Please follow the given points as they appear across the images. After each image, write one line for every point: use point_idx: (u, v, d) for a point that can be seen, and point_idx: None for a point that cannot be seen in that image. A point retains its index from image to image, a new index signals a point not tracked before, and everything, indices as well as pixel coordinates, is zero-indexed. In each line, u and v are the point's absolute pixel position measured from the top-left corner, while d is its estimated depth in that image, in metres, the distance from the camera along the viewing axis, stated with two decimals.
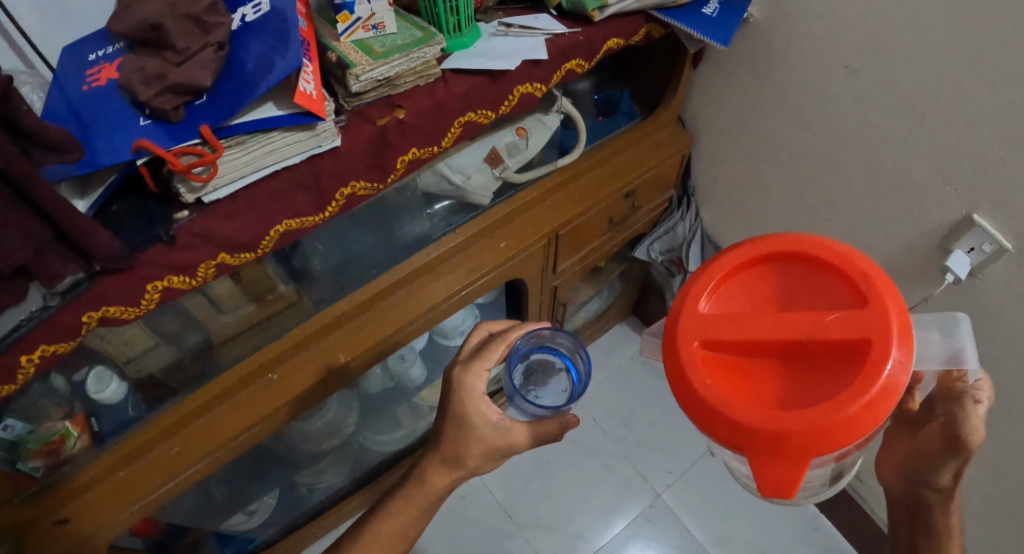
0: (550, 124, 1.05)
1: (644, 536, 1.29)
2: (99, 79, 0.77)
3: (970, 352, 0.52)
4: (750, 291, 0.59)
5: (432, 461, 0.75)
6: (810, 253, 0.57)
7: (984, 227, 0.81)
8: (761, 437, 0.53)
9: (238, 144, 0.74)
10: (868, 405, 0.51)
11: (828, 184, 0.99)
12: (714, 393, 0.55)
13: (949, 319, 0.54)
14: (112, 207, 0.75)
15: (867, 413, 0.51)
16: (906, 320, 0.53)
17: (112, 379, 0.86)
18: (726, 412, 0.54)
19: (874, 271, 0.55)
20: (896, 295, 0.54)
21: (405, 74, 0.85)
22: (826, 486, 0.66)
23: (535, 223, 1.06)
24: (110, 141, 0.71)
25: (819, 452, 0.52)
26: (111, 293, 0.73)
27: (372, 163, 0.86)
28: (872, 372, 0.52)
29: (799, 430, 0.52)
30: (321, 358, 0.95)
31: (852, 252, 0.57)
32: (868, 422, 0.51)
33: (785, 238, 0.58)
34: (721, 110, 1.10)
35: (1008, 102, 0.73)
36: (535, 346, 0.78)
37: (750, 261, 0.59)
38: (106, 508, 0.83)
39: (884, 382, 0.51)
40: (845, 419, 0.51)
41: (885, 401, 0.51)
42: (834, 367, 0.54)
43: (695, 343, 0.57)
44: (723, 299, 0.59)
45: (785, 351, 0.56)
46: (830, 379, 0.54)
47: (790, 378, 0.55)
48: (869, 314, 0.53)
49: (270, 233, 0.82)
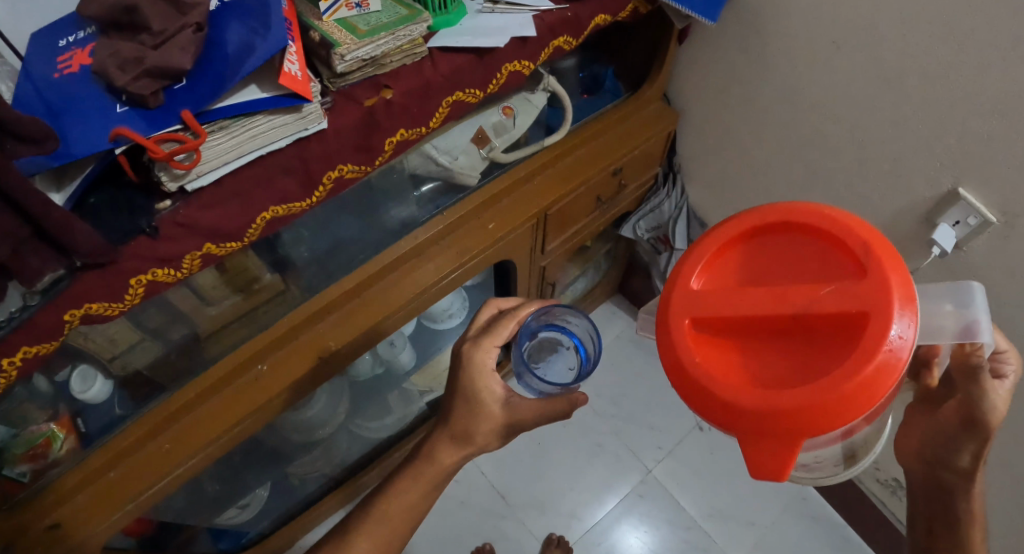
0: (536, 103, 1.04)
1: (637, 511, 1.32)
2: (70, 66, 0.72)
3: (983, 324, 0.51)
4: (744, 266, 0.58)
5: (440, 437, 0.76)
6: (807, 223, 0.56)
7: (969, 201, 0.83)
8: (752, 419, 0.52)
9: (221, 129, 0.71)
10: (863, 383, 0.50)
11: (814, 159, 1.00)
12: (703, 372, 0.54)
13: (961, 289, 0.52)
14: (89, 200, 0.72)
15: (863, 392, 0.50)
16: (909, 291, 0.51)
17: (97, 377, 0.84)
18: (715, 392, 0.54)
19: (874, 241, 0.53)
20: (897, 265, 0.52)
21: (391, 54, 0.82)
22: (845, 469, 0.62)
23: (523, 203, 1.05)
24: (84, 130, 0.67)
25: (813, 433, 0.51)
26: (94, 291, 0.70)
27: (360, 146, 0.84)
28: (867, 349, 0.50)
29: (788, 411, 0.51)
30: (312, 347, 0.93)
31: (854, 219, 0.55)
32: (864, 400, 0.50)
33: (780, 209, 0.57)
34: (707, 85, 1.10)
35: (993, 78, 0.74)
36: (546, 324, 0.77)
37: (744, 234, 0.59)
38: (97, 510, 0.81)
39: (880, 358, 0.50)
40: (839, 400, 0.50)
41: (882, 379, 0.50)
42: (830, 343, 0.53)
43: (686, 321, 0.56)
44: (716, 276, 0.59)
45: (781, 327, 0.55)
46: (825, 356, 0.52)
47: (785, 356, 0.54)
48: (866, 286, 0.52)
49: (256, 221, 0.79)
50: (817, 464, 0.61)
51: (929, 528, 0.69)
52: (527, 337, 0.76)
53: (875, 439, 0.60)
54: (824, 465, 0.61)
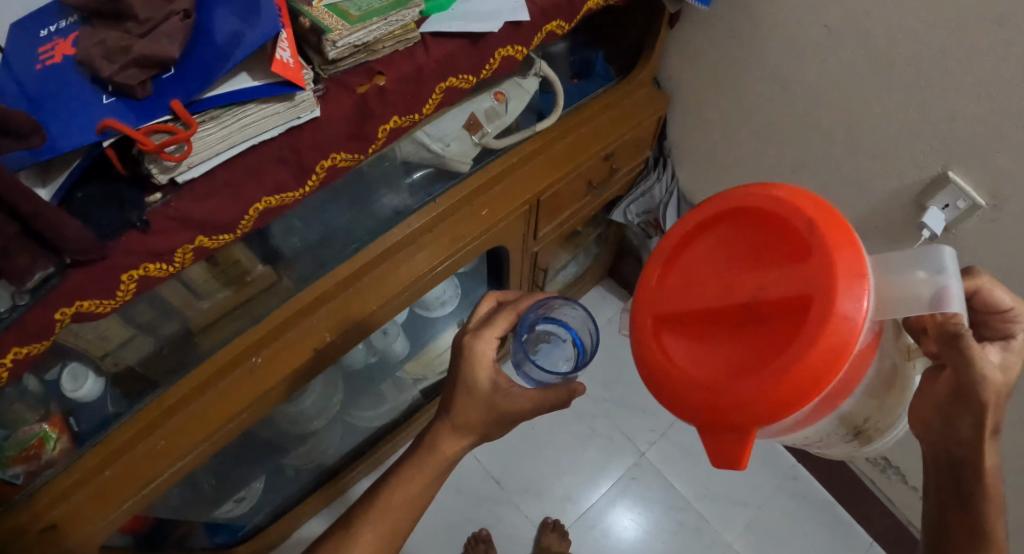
0: (528, 88, 1.03)
1: (630, 494, 1.34)
2: (53, 56, 0.70)
3: (955, 290, 0.49)
4: (702, 254, 0.60)
5: (443, 427, 0.76)
6: (756, 208, 0.57)
7: (959, 183, 0.85)
8: (707, 411, 0.55)
9: (211, 119, 0.69)
10: (808, 367, 0.51)
11: (804, 144, 1.01)
12: (662, 367, 0.58)
13: (935, 253, 0.51)
14: (77, 194, 0.69)
15: (809, 376, 0.51)
16: (857, 267, 0.51)
17: (88, 375, 0.82)
18: (673, 385, 0.57)
19: (820, 218, 0.53)
20: (842, 242, 0.52)
21: (383, 39, 0.80)
22: (868, 447, 0.64)
23: (513, 190, 1.04)
24: (70, 123, 0.65)
25: (766, 421, 0.52)
26: (86, 288, 0.68)
27: (353, 133, 0.82)
28: (810, 334, 0.51)
29: (737, 399, 0.53)
30: (307, 339, 0.92)
31: (802, 199, 0.55)
32: (813, 383, 0.51)
33: (730, 197, 0.59)
34: (697, 68, 1.10)
35: (984, 61, 0.75)
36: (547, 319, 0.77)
37: (701, 224, 0.61)
38: (94, 510, 0.79)
39: (823, 342, 0.50)
40: (784, 386, 0.51)
41: (827, 362, 0.50)
42: (779, 326, 0.53)
43: (647, 318, 0.60)
44: (677, 269, 0.61)
45: (737, 315, 0.56)
46: (774, 340, 0.53)
47: (739, 343, 0.55)
48: (810, 267, 0.52)
49: (248, 212, 0.77)
50: (826, 440, 0.62)
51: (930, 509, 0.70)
52: (528, 328, 0.76)
53: (891, 419, 0.62)
54: (833, 442, 0.63)
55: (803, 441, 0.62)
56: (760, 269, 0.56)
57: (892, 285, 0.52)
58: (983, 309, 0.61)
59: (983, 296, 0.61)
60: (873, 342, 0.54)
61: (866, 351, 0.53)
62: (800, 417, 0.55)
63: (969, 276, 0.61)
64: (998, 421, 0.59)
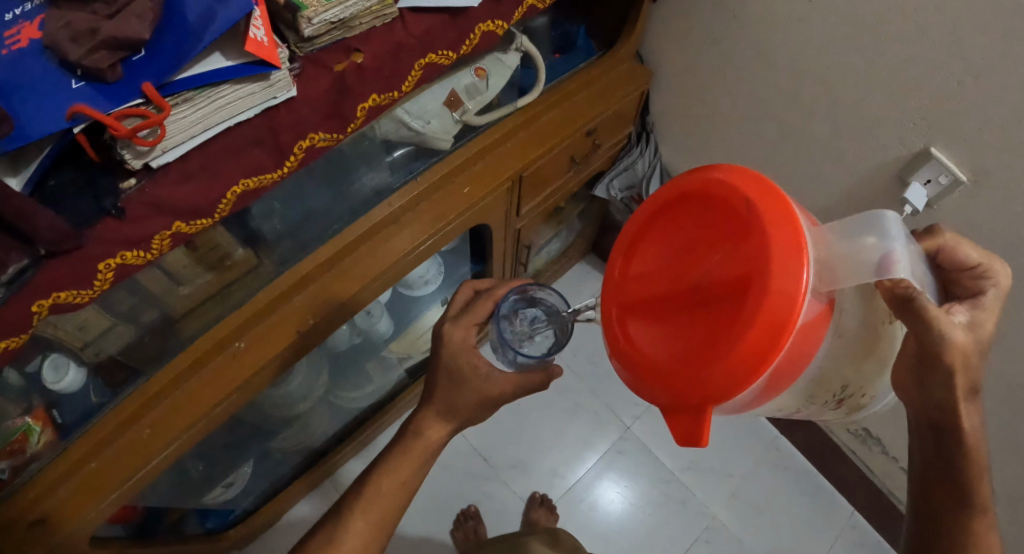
0: (509, 63, 1.01)
1: (616, 467, 1.37)
2: (19, 40, 0.67)
3: (901, 255, 0.49)
4: (658, 241, 0.62)
5: (428, 411, 0.77)
6: (699, 192, 0.59)
7: (940, 159, 0.85)
8: (667, 393, 0.56)
9: (185, 101, 0.67)
10: (751, 344, 0.51)
11: (787, 119, 1.01)
12: (625, 355, 0.60)
13: (878, 219, 0.51)
14: (50, 182, 0.68)
15: (754, 353, 0.51)
16: (794, 241, 0.51)
17: (69, 366, 0.81)
18: (636, 371, 0.59)
19: (758, 196, 0.53)
20: (780, 219, 0.52)
21: (360, 15, 0.77)
22: (854, 415, 0.66)
23: (495, 166, 1.03)
24: (41, 110, 0.63)
25: (721, 399, 0.53)
26: (62, 279, 0.67)
27: (331, 113, 0.80)
28: (750, 311, 0.51)
29: (690, 380, 0.54)
30: (289, 322, 0.91)
31: (739, 178, 0.56)
32: (756, 358, 0.51)
33: (675, 184, 0.61)
34: (680, 41, 1.09)
35: (969, 36, 0.75)
36: (512, 309, 0.77)
37: (656, 212, 0.63)
38: (81, 502, 0.79)
39: (762, 318, 0.51)
40: (730, 364, 0.52)
41: (769, 338, 0.50)
42: (725, 305, 0.54)
43: (611, 309, 0.63)
44: (640, 257, 0.63)
45: (691, 298, 0.57)
46: (720, 318, 0.53)
47: (692, 323, 0.56)
48: (750, 247, 0.53)
49: (226, 195, 0.76)
50: (813, 407, 0.62)
51: None
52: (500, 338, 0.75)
53: (880, 395, 0.64)
54: (816, 410, 0.63)
55: (788, 411, 0.62)
56: (710, 251, 0.57)
57: (841, 254, 0.51)
58: (953, 268, 0.61)
59: (947, 255, 0.60)
60: (824, 310, 0.52)
61: (816, 321, 0.52)
62: (764, 393, 0.54)
63: (931, 236, 0.61)
64: (972, 381, 0.58)
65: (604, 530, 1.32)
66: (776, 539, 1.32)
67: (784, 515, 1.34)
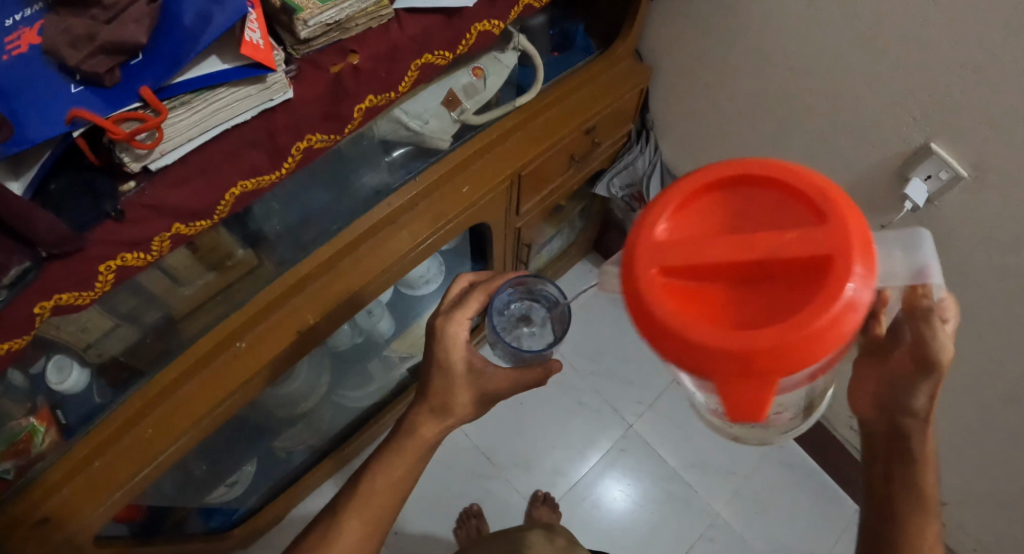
0: (507, 62, 1.01)
1: (619, 465, 1.37)
2: (19, 46, 0.68)
3: (934, 268, 0.51)
4: (705, 213, 0.52)
5: (420, 411, 0.76)
6: (762, 175, 0.52)
7: (942, 156, 0.85)
8: (721, 361, 0.48)
9: (183, 105, 0.68)
10: (827, 324, 0.46)
11: (787, 116, 1.01)
12: (670, 320, 0.49)
13: (911, 234, 0.52)
14: (51, 186, 0.69)
15: (826, 334, 0.47)
16: (867, 238, 0.48)
17: (73, 366, 0.83)
18: (685, 337, 0.48)
19: (830, 190, 0.50)
20: (853, 214, 0.49)
21: (356, 17, 0.77)
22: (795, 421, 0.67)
23: (494, 165, 1.03)
24: (40, 114, 0.64)
25: (782, 374, 0.48)
26: (62, 281, 0.68)
27: (327, 114, 0.81)
28: (830, 294, 0.46)
29: (759, 350, 0.47)
30: (290, 322, 0.92)
31: (806, 172, 0.51)
32: (829, 338, 0.47)
33: (735, 163, 0.52)
34: (678, 37, 1.09)
35: (966, 31, 0.75)
36: (506, 301, 0.78)
37: (705, 179, 0.53)
38: (86, 500, 0.81)
39: (841, 301, 0.46)
40: (805, 342, 0.46)
41: (845, 320, 0.47)
42: (794, 288, 0.48)
43: (651, 272, 0.50)
44: (684, 223, 0.52)
45: (745, 274, 0.49)
46: (791, 298, 0.48)
47: (753, 299, 0.49)
48: (825, 234, 0.48)
49: (224, 197, 0.77)
50: (778, 415, 0.59)
51: (887, 471, 0.69)
52: (492, 333, 0.78)
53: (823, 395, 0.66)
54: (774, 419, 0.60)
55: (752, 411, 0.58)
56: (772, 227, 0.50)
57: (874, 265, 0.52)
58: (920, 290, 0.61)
59: None
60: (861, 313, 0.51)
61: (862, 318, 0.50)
62: (794, 378, 0.52)
63: None
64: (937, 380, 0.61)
65: (608, 527, 1.32)
66: (780, 537, 1.32)
67: (787, 513, 1.34)
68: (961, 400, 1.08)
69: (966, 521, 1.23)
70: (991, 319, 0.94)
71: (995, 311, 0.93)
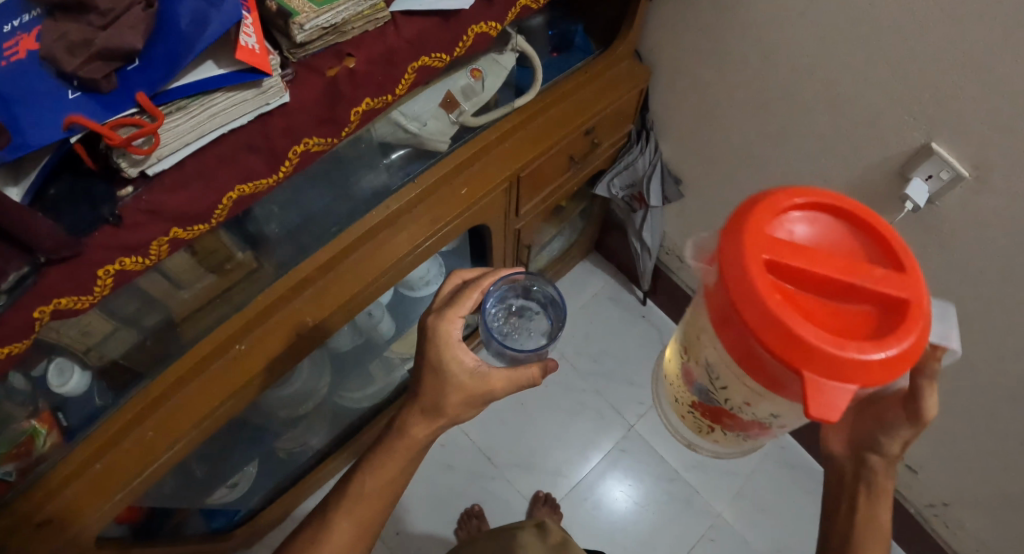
0: (505, 64, 1.01)
1: (621, 466, 1.37)
2: (17, 51, 0.68)
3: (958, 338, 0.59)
4: (805, 234, 0.57)
5: (410, 412, 0.75)
6: (860, 223, 0.57)
7: (942, 155, 0.84)
8: (793, 350, 0.51)
9: (178, 110, 0.69)
10: (890, 359, 0.50)
11: (787, 117, 1.00)
12: (765, 300, 0.51)
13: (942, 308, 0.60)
14: (50, 191, 0.69)
15: (885, 366, 0.51)
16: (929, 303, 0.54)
17: (74, 369, 0.83)
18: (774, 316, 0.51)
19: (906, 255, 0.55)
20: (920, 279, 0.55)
21: (352, 20, 0.77)
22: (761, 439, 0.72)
23: (493, 167, 1.03)
24: (37, 120, 0.65)
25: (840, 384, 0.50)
26: (61, 286, 0.69)
27: (324, 118, 0.81)
28: (895, 335, 0.51)
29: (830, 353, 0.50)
30: (289, 324, 0.93)
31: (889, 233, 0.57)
32: (885, 370, 0.51)
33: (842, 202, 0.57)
34: (677, 37, 1.08)
35: (965, 30, 0.74)
36: (502, 298, 0.79)
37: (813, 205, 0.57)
38: (89, 501, 0.82)
39: (903, 344, 0.51)
40: (871, 365, 0.50)
41: (901, 360, 0.51)
42: (865, 321, 0.53)
43: (760, 258, 0.53)
44: (788, 233, 0.56)
45: (830, 292, 0.53)
46: (861, 329, 0.52)
47: (829, 317, 0.53)
48: (906, 284, 0.53)
49: (223, 201, 0.77)
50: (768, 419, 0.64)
51: (852, 504, 0.72)
52: (487, 332, 0.77)
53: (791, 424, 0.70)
54: (748, 422, 0.67)
55: (745, 410, 0.65)
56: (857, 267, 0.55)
57: None
58: None
59: None
60: None
61: None
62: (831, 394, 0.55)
63: None
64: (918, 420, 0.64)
65: (609, 528, 1.31)
66: (782, 538, 1.31)
67: (788, 514, 1.33)
68: (963, 402, 1.07)
69: (969, 523, 1.22)
70: (993, 320, 0.93)
71: (998, 312, 0.92)
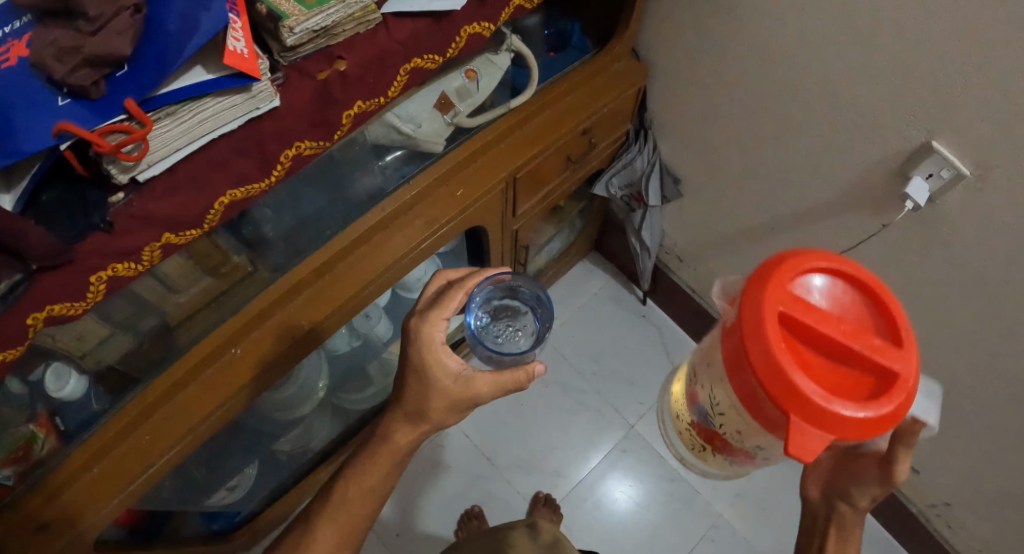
0: (500, 64, 1.02)
1: (622, 465, 1.36)
2: (8, 58, 0.68)
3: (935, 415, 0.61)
4: (820, 292, 0.58)
5: (395, 417, 0.75)
6: (871, 287, 0.58)
7: (943, 153, 0.82)
8: (784, 397, 0.53)
9: (167, 116, 0.69)
10: (870, 421, 0.53)
11: (786, 115, 0.99)
12: (771, 348, 0.53)
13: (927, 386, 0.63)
14: (42, 197, 0.70)
15: (864, 428, 0.53)
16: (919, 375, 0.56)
17: (70, 374, 0.84)
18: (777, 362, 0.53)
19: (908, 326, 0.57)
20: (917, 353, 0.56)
21: (343, 22, 0.77)
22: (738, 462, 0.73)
23: (489, 168, 1.02)
24: (26, 127, 0.65)
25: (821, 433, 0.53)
26: (55, 292, 0.69)
27: (315, 121, 0.80)
28: (883, 402, 0.53)
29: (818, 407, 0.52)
30: (284, 328, 0.92)
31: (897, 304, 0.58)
32: (863, 430, 0.53)
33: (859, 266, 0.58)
34: (674, 34, 1.07)
35: (964, 25, 0.72)
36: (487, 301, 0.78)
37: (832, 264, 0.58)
38: (87, 504, 0.82)
39: (887, 410, 0.53)
40: (854, 424, 0.53)
41: (880, 424, 0.53)
42: (858, 382, 0.55)
43: (775, 308, 0.54)
44: (804, 287, 0.57)
45: (830, 349, 0.55)
46: (852, 390, 0.54)
47: (827, 374, 0.55)
48: (903, 356, 0.54)
49: (214, 206, 0.77)
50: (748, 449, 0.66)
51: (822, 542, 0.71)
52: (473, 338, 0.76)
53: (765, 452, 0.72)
54: (736, 449, 0.67)
55: (736, 438, 0.65)
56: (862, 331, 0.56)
57: None
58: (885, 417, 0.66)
59: None
60: None
61: None
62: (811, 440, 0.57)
63: None
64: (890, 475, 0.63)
65: (610, 529, 1.31)
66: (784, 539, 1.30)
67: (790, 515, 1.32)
68: (966, 404, 1.05)
69: (974, 525, 1.20)
70: (995, 320, 0.92)
71: (1001, 312, 0.90)
